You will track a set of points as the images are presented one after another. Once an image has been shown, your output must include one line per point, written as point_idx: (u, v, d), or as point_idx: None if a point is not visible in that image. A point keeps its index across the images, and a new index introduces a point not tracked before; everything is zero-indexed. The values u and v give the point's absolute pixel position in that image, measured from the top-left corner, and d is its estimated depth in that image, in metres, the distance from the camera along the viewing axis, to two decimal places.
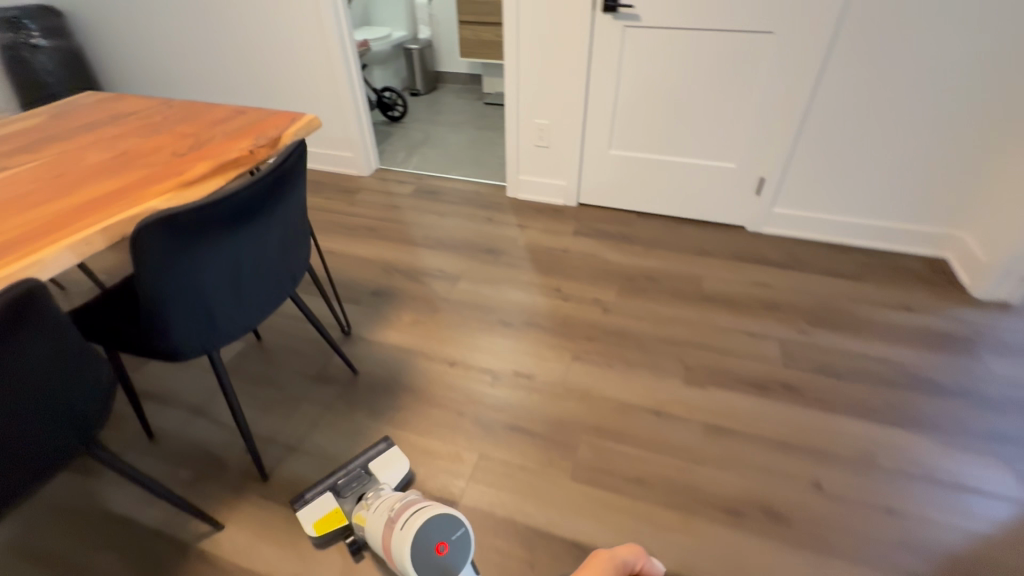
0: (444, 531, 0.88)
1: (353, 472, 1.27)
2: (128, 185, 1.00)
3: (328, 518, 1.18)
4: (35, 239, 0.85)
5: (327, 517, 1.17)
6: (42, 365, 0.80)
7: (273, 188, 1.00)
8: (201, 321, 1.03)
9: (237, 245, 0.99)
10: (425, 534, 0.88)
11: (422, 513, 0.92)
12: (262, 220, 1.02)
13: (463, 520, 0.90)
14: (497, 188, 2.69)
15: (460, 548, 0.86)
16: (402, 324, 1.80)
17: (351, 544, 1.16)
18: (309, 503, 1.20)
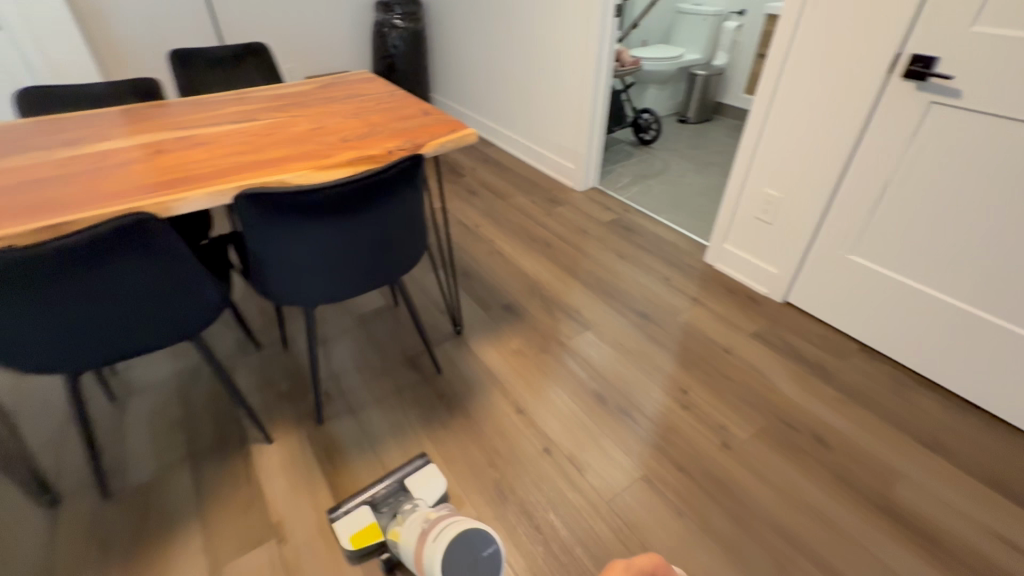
0: (472, 543, 0.94)
1: (390, 486, 1.27)
2: (291, 156, 1.21)
3: (363, 533, 1.17)
4: (205, 178, 1.11)
5: (363, 531, 1.17)
6: (155, 280, 1.02)
7: (369, 190, 1.07)
8: (291, 283, 1.19)
9: (327, 230, 1.10)
10: (455, 546, 0.95)
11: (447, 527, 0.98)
12: (355, 215, 1.11)
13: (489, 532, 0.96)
14: (699, 248, 2.33)
15: (488, 566, 0.92)
16: (508, 347, 1.78)
17: (386, 561, 1.16)
18: (348, 515, 1.20)
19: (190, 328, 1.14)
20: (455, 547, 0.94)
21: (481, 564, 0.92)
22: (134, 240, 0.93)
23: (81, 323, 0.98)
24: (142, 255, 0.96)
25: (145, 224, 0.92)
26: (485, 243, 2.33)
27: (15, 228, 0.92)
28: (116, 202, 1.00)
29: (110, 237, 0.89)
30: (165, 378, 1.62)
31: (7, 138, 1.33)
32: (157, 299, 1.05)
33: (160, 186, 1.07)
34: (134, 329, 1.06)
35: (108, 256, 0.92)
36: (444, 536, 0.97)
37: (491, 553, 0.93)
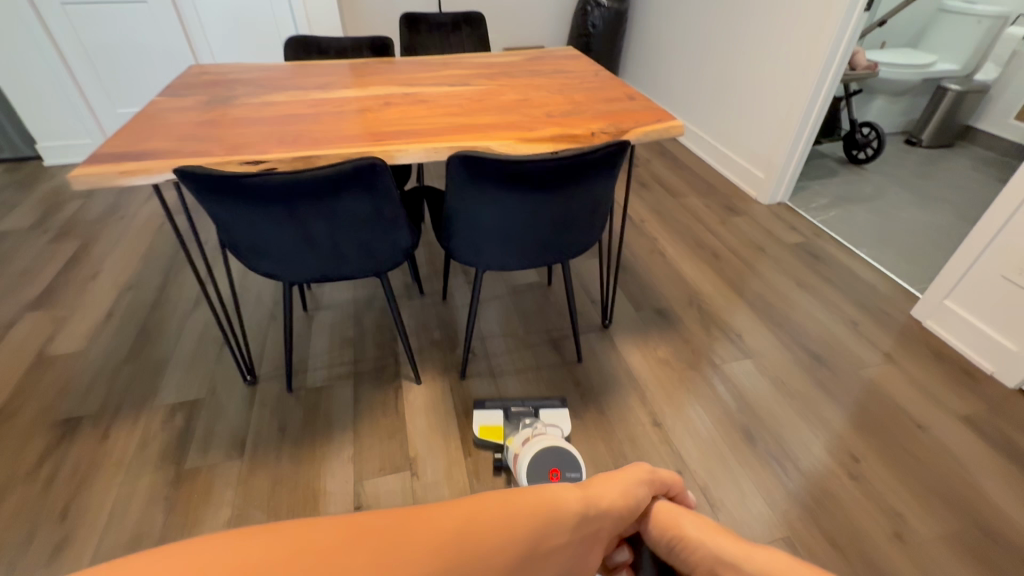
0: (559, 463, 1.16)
1: (525, 409, 1.44)
2: (498, 123, 1.25)
3: (492, 430, 1.39)
4: (422, 133, 1.19)
5: (491, 427, 1.39)
6: (367, 216, 1.13)
7: (572, 171, 1.06)
8: (472, 244, 1.25)
9: (522, 203, 1.12)
10: (547, 456, 1.17)
11: (546, 439, 1.20)
12: (551, 193, 1.11)
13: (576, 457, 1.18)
14: (907, 296, 1.95)
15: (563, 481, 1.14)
16: (654, 354, 1.69)
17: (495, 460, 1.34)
18: (487, 409, 1.43)
19: (383, 261, 1.27)
20: (546, 460, 1.16)
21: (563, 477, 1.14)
22: (360, 178, 1.03)
23: (310, 242, 1.14)
24: (366, 194, 1.08)
25: (371, 165, 1.01)
26: (647, 239, 2.23)
27: (280, 154, 1.09)
28: (354, 145, 1.13)
29: (348, 173, 1.01)
30: (345, 301, 1.86)
31: (276, 77, 1.59)
32: (367, 234, 1.17)
33: (386, 135, 1.18)
34: (344, 256, 1.20)
35: (343, 190, 1.04)
36: (542, 445, 1.19)
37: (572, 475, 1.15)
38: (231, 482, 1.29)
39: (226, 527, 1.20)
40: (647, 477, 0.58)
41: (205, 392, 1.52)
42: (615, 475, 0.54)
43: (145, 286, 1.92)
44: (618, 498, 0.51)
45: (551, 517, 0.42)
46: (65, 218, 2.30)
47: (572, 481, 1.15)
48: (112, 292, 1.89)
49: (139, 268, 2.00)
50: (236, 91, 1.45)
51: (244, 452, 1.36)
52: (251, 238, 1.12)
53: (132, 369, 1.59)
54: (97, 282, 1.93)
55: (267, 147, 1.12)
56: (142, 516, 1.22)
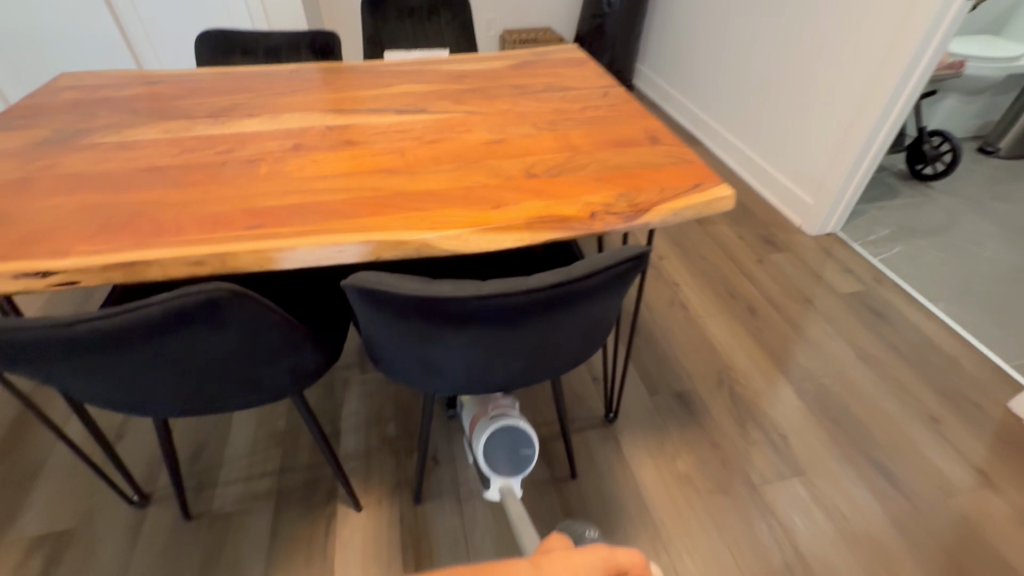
0: (515, 444, 0.98)
1: None
2: (449, 189, 0.82)
3: None
4: (328, 209, 0.77)
5: None
6: (230, 353, 0.72)
7: (552, 302, 0.64)
8: (403, 377, 0.83)
9: (471, 341, 0.70)
10: (500, 439, 0.98)
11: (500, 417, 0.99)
12: (519, 328, 0.69)
13: (534, 437, 1.00)
14: (1000, 377, 1.51)
15: (518, 464, 0.98)
16: (672, 467, 1.28)
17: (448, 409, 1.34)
18: None
19: (281, 392, 0.86)
20: (499, 443, 0.98)
21: (517, 459, 0.99)
22: (191, 319, 0.62)
23: (145, 389, 0.74)
24: (211, 333, 0.66)
25: (200, 301, 0.60)
26: (666, 285, 1.80)
27: (88, 257, 0.68)
28: (213, 236, 0.72)
29: (161, 315, 0.60)
30: None
31: (168, 92, 1.17)
32: (237, 370, 0.76)
33: (273, 213, 0.76)
34: (211, 395, 0.80)
35: (164, 335, 0.63)
36: (495, 424, 0.98)
37: (528, 454, 1.00)
38: None
39: None
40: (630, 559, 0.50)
41: (79, 517, 1.16)
42: (574, 551, 0.49)
43: None
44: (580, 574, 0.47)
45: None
46: None
47: (527, 462, 1.00)
48: None
49: None
50: (97, 120, 1.04)
51: None
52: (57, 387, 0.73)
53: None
54: None
55: (77, 239, 0.71)
56: None
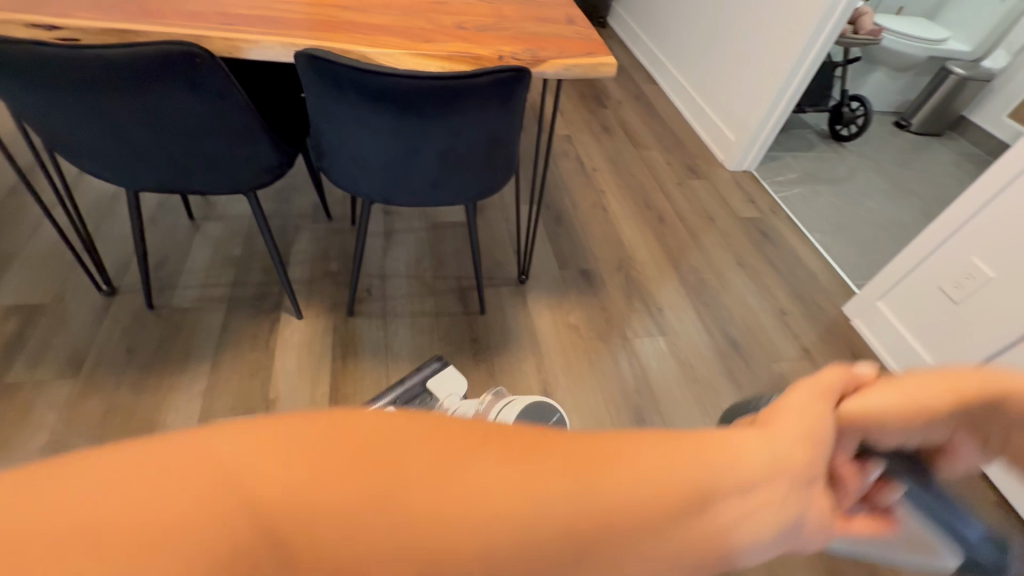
0: None
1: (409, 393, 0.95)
2: (391, 25, 1.01)
3: None
4: (287, 22, 0.95)
5: None
6: (201, 122, 0.92)
7: (442, 95, 0.88)
8: (344, 174, 1.07)
9: (387, 127, 0.94)
10: None
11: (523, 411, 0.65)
12: (422, 119, 0.93)
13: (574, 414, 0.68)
14: (844, 290, 1.86)
15: None
16: (565, 318, 1.57)
17: None
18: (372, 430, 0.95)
19: (239, 181, 1.06)
20: None
21: None
22: (173, 71, 0.81)
23: (130, 146, 0.94)
24: (189, 92, 0.85)
25: (181, 52, 0.79)
26: (594, 192, 2.05)
27: (84, 22, 0.85)
28: (191, 25, 0.89)
29: (151, 59, 0.79)
30: (241, 216, 1.67)
31: None
32: (205, 145, 0.96)
33: (242, 18, 0.94)
34: (181, 167, 0.99)
35: (151, 82, 0.82)
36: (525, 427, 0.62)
37: None
38: (58, 402, 1.17)
39: (38, 455, 1.09)
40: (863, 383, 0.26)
41: (52, 298, 1.35)
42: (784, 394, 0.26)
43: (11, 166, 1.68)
44: (812, 444, 0.22)
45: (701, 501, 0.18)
46: None
47: None
48: None
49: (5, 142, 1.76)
50: None
51: (79, 373, 1.22)
52: (57, 131, 0.91)
53: None
54: None
55: (75, 9, 0.87)
56: None
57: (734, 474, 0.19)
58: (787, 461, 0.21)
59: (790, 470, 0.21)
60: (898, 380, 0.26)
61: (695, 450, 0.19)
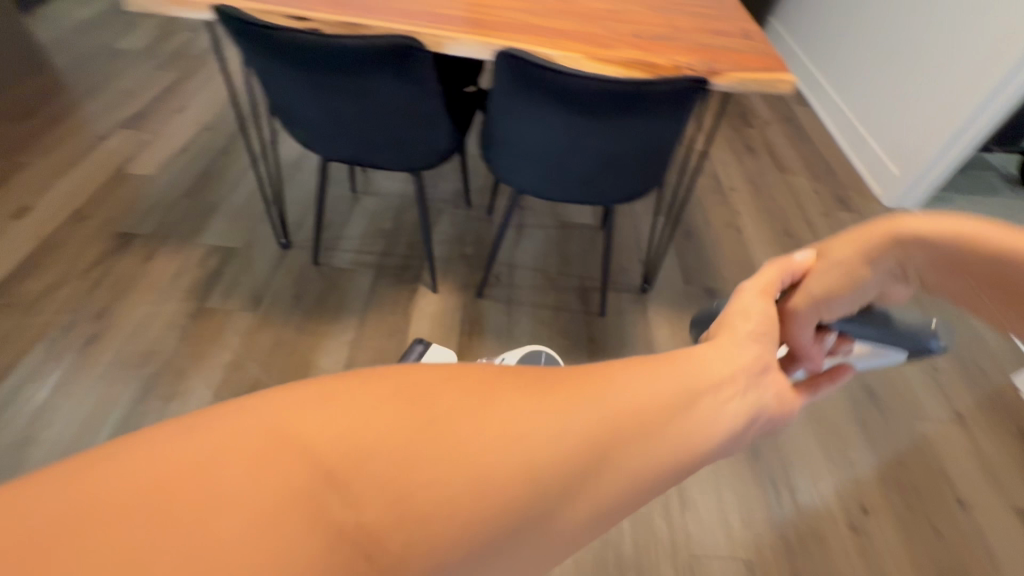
0: None
1: None
2: (573, 32, 1.08)
3: None
4: (483, 25, 1.06)
5: None
6: (400, 105, 1.05)
7: (606, 96, 0.94)
8: (507, 166, 1.17)
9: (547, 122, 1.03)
10: None
11: None
12: (582, 117, 1.01)
13: None
14: (1017, 358, 1.62)
15: None
16: (684, 334, 1.54)
17: None
18: None
19: (415, 160, 1.19)
20: None
21: None
22: (393, 61, 0.94)
23: (338, 119, 1.09)
24: (400, 79, 0.98)
25: (407, 46, 0.91)
26: (728, 212, 1.98)
27: (324, 15, 1.00)
28: (407, 22, 1.02)
29: (382, 51, 0.91)
30: (393, 193, 1.86)
31: None
32: (395, 125, 1.09)
33: (447, 19, 1.06)
34: (374, 143, 1.14)
35: (374, 69, 0.96)
36: None
37: None
38: (240, 329, 1.40)
39: (222, 368, 1.31)
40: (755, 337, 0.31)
41: (242, 243, 1.61)
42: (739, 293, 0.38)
43: (222, 130, 2.02)
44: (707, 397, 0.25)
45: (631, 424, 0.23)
46: (174, 51, 2.46)
47: None
48: (193, 129, 2.01)
49: (221, 112, 2.11)
50: None
51: (257, 307, 1.45)
52: (287, 103, 1.09)
53: (190, 203, 1.71)
54: (183, 117, 2.06)
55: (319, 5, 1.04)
56: (160, 334, 1.35)
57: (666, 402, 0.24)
58: (696, 378, 0.26)
59: (681, 399, 0.25)
60: (826, 267, 0.39)
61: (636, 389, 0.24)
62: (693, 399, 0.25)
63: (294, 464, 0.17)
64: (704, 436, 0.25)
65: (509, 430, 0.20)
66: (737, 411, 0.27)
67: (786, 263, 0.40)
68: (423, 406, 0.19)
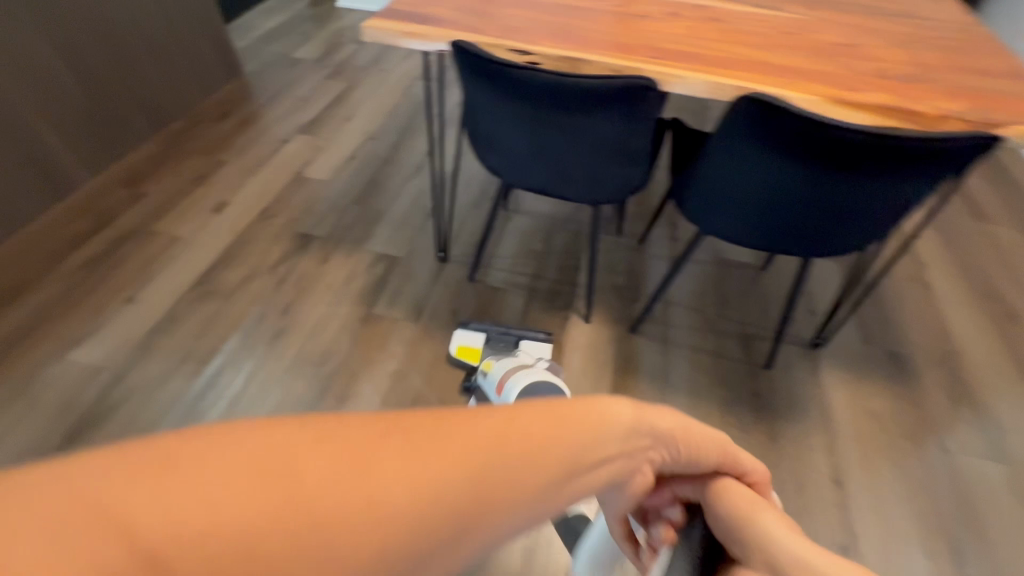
0: None
1: None
2: (805, 70, 0.99)
3: None
4: (706, 60, 1.00)
5: None
6: (611, 143, 1.02)
7: (862, 144, 0.89)
8: (709, 206, 1.16)
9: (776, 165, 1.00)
10: None
11: None
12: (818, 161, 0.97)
13: None
14: None
15: None
16: (864, 401, 1.38)
17: None
18: None
19: (606, 198, 1.15)
20: None
21: None
22: (623, 101, 0.91)
23: (542, 151, 1.09)
24: (621, 118, 0.96)
25: (643, 88, 0.88)
26: (913, 261, 1.75)
27: (549, 48, 1.00)
28: (628, 57, 0.99)
29: (616, 92, 0.89)
30: (543, 213, 1.85)
31: None
32: (598, 161, 1.07)
33: (668, 53, 1.02)
34: (570, 177, 1.12)
35: (599, 108, 0.94)
36: None
37: None
38: (404, 339, 1.45)
39: (389, 376, 1.37)
40: (665, 407, 0.34)
41: (404, 254, 1.68)
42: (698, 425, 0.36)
43: (383, 140, 2.14)
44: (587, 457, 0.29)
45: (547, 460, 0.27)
46: (340, 61, 2.65)
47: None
48: (358, 137, 2.15)
49: (382, 122, 2.24)
50: None
51: (419, 319, 1.50)
52: (495, 132, 1.11)
53: (358, 210, 1.82)
54: (350, 125, 2.21)
55: (537, 38, 1.04)
56: (335, 336, 1.45)
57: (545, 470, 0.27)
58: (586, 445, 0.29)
59: (571, 465, 0.28)
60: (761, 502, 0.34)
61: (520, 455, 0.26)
62: (576, 465, 0.29)
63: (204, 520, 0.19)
64: (576, 494, 0.29)
65: (380, 490, 0.22)
66: (621, 472, 0.32)
67: (762, 477, 0.38)
68: (305, 461, 0.21)
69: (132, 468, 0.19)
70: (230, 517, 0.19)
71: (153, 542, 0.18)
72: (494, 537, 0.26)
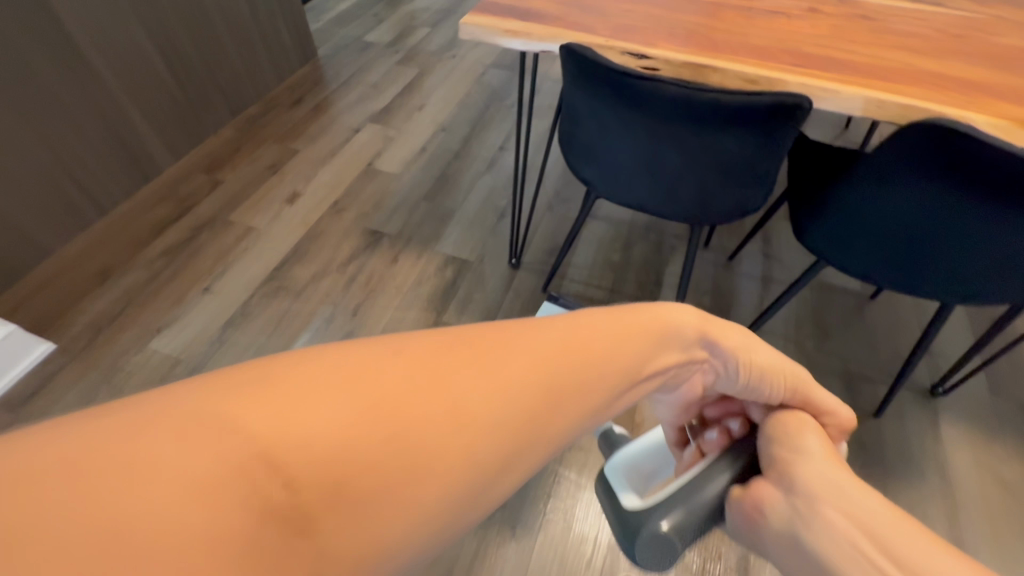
0: None
1: None
2: (986, 85, 0.83)
3: None
4: (860, 70, 0.86)
5: None
6: (735, 163, 0.90)
7: None
8: (845, 237, 1.01)
9: (937, 202, 0.84)
10: None
11: None
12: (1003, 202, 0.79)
13: None
14: None
15: None
16: (994, 462, 1.20)
17: None
18: None
19: (713, 220, 1.03)
20: None
21: None
22: (765, 120, 0.79)
23: (650, 167, 0.97)
24: (756, 138, 0.83)
25: (796, 108, 0.76)
26: None
27: (671, 53, 0.88)
28: (764, 65, 0.86)
29: (759, 110, 0.77)
30: (622, 219, 1.73)
31: None
32: (715, 182, 0.95)
33: (812, 60, 0.88)
34: (676, 197, 1.00)
35: (732, 126, 0.82)
36: None
37: None
38: None
39: None
40: (727, 326, 0.43)
41: (475, 258, 1.61)
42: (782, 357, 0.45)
43: (455, 132, 2.06)
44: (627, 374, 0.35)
45: (585, 392, 0.31)
46: (413, 45, 2.58)
47: None
48: (430, 128, 2.08)
49: (455, 112, 2.16)
50: None
51: None
52: (598, 141, 1.00)
53: (428, 207, 1.76)
54: (421, 114, 2.15)
55: (655, 38, 0.92)
56: None
57: (597, 383, 0.32)
58: (627, 364, 0.35)
59: (620, 379, 0.34)
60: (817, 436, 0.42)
61: (581, 368, 0.32)
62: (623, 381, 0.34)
63: (334, 432, 0.22)
64: (620, 403, 0.35)
65: (464, 402, 0.26)
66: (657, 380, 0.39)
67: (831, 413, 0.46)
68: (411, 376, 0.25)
69: (241, 391, 0.22)
70: (351, 428, 0.23)
71: (270, 447, 0.21)
72: (566, 433, 0.31)
